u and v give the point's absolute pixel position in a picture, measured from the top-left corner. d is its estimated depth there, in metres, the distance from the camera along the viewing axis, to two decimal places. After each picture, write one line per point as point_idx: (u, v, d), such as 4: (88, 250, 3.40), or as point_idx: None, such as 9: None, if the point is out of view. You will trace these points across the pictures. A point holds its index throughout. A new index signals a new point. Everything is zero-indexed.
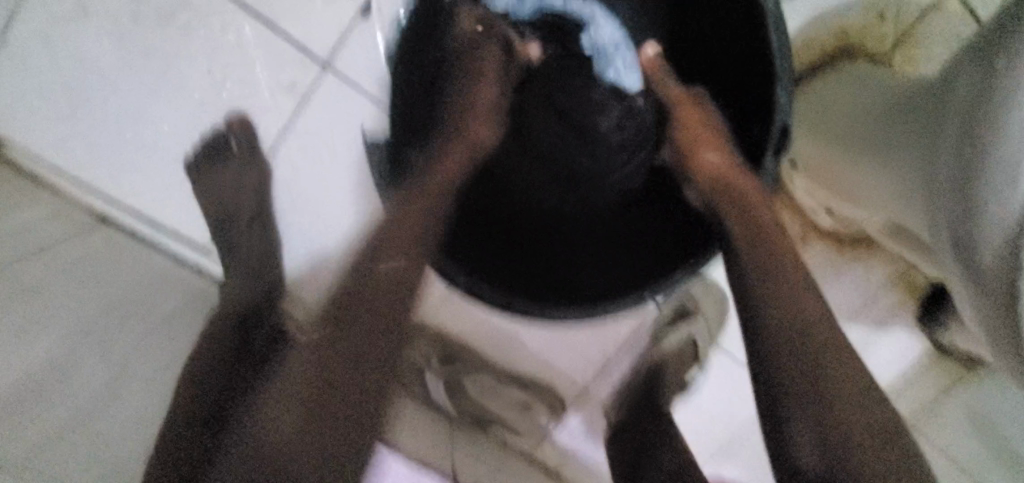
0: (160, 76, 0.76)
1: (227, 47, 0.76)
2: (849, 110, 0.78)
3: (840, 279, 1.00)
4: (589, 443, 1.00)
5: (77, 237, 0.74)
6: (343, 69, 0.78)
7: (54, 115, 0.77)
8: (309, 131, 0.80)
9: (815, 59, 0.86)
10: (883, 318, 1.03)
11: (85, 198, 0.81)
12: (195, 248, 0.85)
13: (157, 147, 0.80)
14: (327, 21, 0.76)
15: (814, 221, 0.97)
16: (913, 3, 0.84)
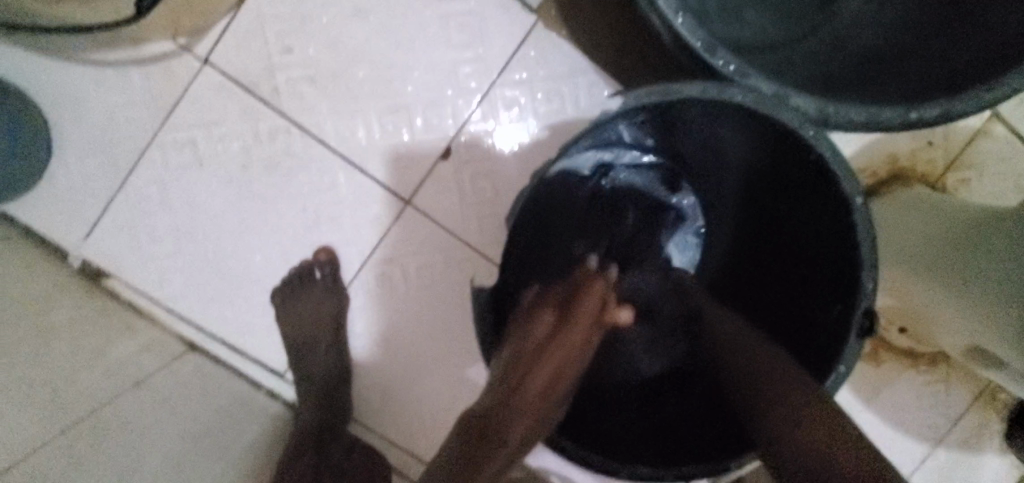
0: (257, 214, 0.83)
1: (320, 188, 0.83)
2: (930, 234, 0.77)
3: (920, 399, 0.96)
4: None
5: (167, 369, 0.78)
6: (423, 204, 0.84)
7: (159, 251, 0.84)
8: (387, 262, 0.85)
9: (867, 185, 0.89)
10: (969, 439, 0.97)
11: (177, 326, 0.85)
12: (273, 373, 0.87)
13: (248, 278, 0.85)
14: (410, 164, 0.83)
15: (887, 339, 0.94)
16: (960, 129, 0.88)
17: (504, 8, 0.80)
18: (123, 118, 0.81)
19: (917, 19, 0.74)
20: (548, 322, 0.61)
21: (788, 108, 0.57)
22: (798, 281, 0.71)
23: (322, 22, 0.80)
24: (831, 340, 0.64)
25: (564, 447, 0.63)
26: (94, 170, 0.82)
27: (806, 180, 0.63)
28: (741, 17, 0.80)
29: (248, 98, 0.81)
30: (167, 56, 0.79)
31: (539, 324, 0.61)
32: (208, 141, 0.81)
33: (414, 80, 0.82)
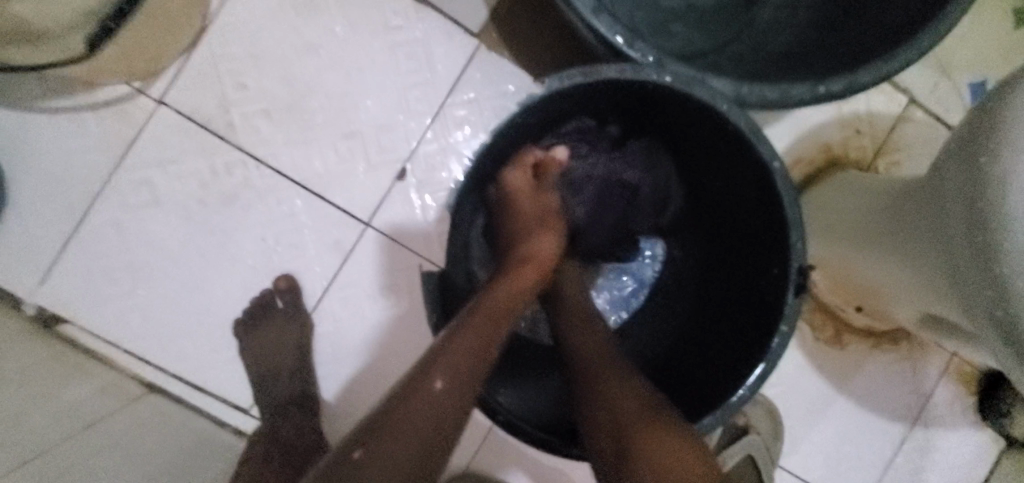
0: (216, 247, 0.84)
1: (278, 216, 0.84)
2: (850, 211, 0.82)
3: (888, 378, 0.98)
4: None
5: (125, 410, 0.76)
6: (382, 224, 0.85)
7: (116, 292, 0.83)
8: (350, 284, 0.85)
9: (805, 174, 0.93)
10: (943, 414, 0.99)
11: (137, 369, 0.84)
12: (238, 409, 0.85)
13: (208, 312, 0.84)
14: (367, 187, 0.85)
15: (847, 321, 0.96)
16: (883, 117, 0.94)
17: (448, 35, 0.85)
18: (78, 162, 0.82)
19: (821, 21, 0.82)
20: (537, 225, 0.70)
21: (705, 86, 0.61)
22: (738, 252, 0.73)
23: (274, 58, 0.83)
24: (773, 303, 0.66)
25: (520, 430, 0.70)
26: (49, 215, 0.82)
27: (729, 153, 0.67)
28: (672, 29, 0.86)
29: (205, 134, 0.83)
30: (122, 99, 0.82)
31: (524, 221, 0.70)
32: (164, 178, 0.83)
33: (367, 106, 0.85)
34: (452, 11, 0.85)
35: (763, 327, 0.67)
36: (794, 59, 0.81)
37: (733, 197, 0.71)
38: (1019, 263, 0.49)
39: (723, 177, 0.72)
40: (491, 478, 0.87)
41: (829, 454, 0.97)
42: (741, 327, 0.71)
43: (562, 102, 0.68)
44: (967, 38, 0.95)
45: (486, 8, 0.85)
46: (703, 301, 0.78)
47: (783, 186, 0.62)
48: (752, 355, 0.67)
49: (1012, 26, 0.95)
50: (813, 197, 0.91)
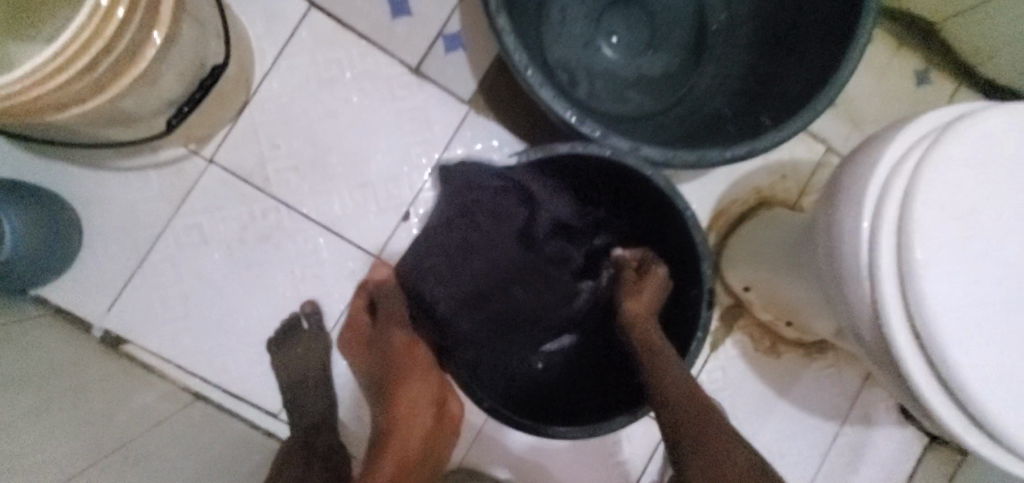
0: (253, 278, 1.02)
1: (305, 252, 1.03)
2: (771, 244, 1.00)
3: (820, 383, 1.15)
4: None
5: (180, 413, 0.92)
6: (390, 257, 1.04)
7: (170, 316, 1.01)
8: (363, 308, 1.03)
9: (741, 211, 1.12)
10: (869, 414, 1.16)
11: (186, 381, 1.00)
12: (269, 414, 1.01)
13: (246, 332, 1.02)
14: (378, 227, 1.04)
15: (782, 335, 1.14)
16: (805, 163, 1.13)
17: (443, 102, 1.05)
18: (143, 210, 1.00)
19: (743, 90, 1.02)
20: (400, 337, 0.92)
21: (635, 154, 0.80)
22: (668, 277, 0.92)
23: (303, 124, 1.03)
24: (692, 319, 0.85)
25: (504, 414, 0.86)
26: (118, 253, 1.00)
27: (657, 202, 0.87)
28: (624, 96, 1.06)
29: (246, 185, 1.02)
30: (180, 159, 1.01)
31: (399, 333, 0.93)
32: (212, 222, 1.01)
33: (377, 161, 1.04)
34: (447, 83, 1.04)
35: (688, 334, 0.86)
36: (720, 121, 1.01)
37: (659, 234, 0.91)
38: (856, 284, 0.66)
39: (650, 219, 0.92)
40: (483, 470, 1.03)
41: (774, 450, 1.13)
42: (671, 337, 0.89)
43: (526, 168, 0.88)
44: (873, 96, 1.15)
45: (474, 81, 1.05)
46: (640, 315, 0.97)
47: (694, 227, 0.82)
48: (677, 358, 0.86)
49: (909, 86, 1.16)
50: (742, 232, 1.09)
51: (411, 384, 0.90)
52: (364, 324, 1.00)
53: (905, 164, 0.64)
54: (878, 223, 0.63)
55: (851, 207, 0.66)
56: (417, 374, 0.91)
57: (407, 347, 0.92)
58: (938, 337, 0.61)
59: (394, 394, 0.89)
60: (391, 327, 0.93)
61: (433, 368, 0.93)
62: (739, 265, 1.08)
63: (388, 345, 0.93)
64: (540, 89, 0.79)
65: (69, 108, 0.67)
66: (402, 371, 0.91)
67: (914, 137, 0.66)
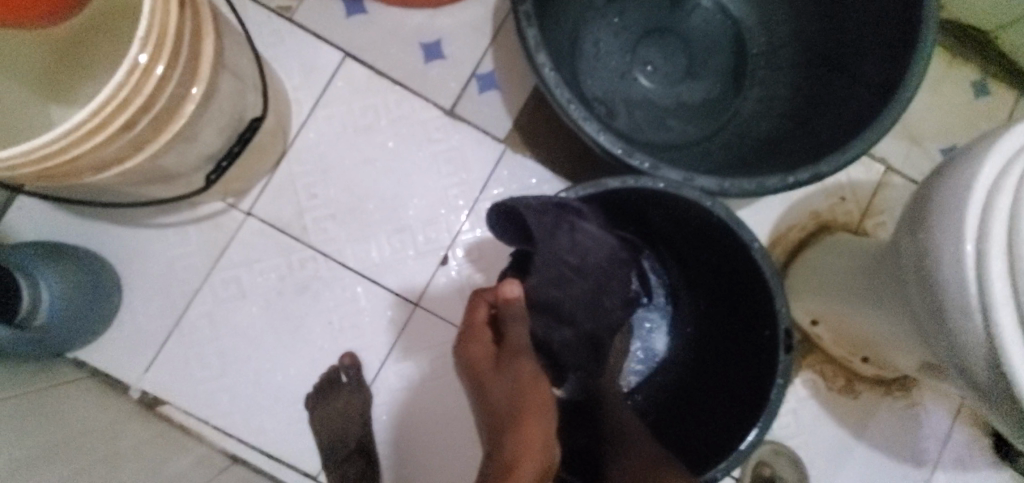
0: (291, 331, 0.98)
1: (343, 302, 0.99)
2: (841, 273, 0.92)
3: (904, 424, 1.04)
4: None
5: (218, 478, 0.88)
6: (430, 304, 0.99)
7: (208, 374, 0.97)
8: (403, 358, 0.99)
9: (799, 239, 1.05)
10: (963, 459, 1.03)
11: (222, 442, 0.96)
12: (308, 475, 0.96)
13: (284, 389, 0.98)
14: (416, 273, 1.00)
15: (856, 371, 1.04)
16: (864, 184, 1.06)
17: (480, 142, 1.02)
18: (181, 266, 0.99)
19: (794, 112, 0.97)
20: (525, 370, 0.68)
21: (692, 186, 0.75)
22: (732, 317, 0.84)
23: (339, 172, 1.01)
24: (768, 362, 0.76)
25: None
26: (155, 312, 0.98)
27: (715, 236, 0.80)
28: (666, 125, 1.02)
29: (283, 236, 1.00)
30: (217, 213, 1.00)
31: (520, 370, 0.68)
32: (249, 275, 0.99)
33: (414, 206, 1.01)
34: (483, 123, 1.02)
35: (764, 376, 0.77)
36: (772, 146, 0.95)
37: (719, 270, 0.84)
38: (963, 315, 0.58)
39: (708, 254, 0.84)
40: None
41: None
42: (742, 381, 0.81)
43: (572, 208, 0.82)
44: (933, 111, 1.08)
45: (510, 119, 1.02)
46: (703, 358, 0.89)
47: (764, 262, 0.74)
48: (750, 407, 0.78)
49: (971, 97, 1.09)
50: (805, 260, 1.02)
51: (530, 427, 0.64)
52: (485, 359, 0.71)
53: (1007, 179, 0.57)
54: (983, 245, 0.56)
55: (948, 228, 0.59)
56: (535, 409, 0.65)
57: (520, 381, 0.67)
58: None
59: (520, 429, 0.63)
60: (516, 357, 0.69)
61: (547, 406, 0.66)
62: (803, 297, 1.00)
63: (522, 386, 0.67)
64: (585, 124, 0.75)
65: (110, 166, 0.66)
66: (528, 411, 0.65)
67: (1013, 148, 0.59)
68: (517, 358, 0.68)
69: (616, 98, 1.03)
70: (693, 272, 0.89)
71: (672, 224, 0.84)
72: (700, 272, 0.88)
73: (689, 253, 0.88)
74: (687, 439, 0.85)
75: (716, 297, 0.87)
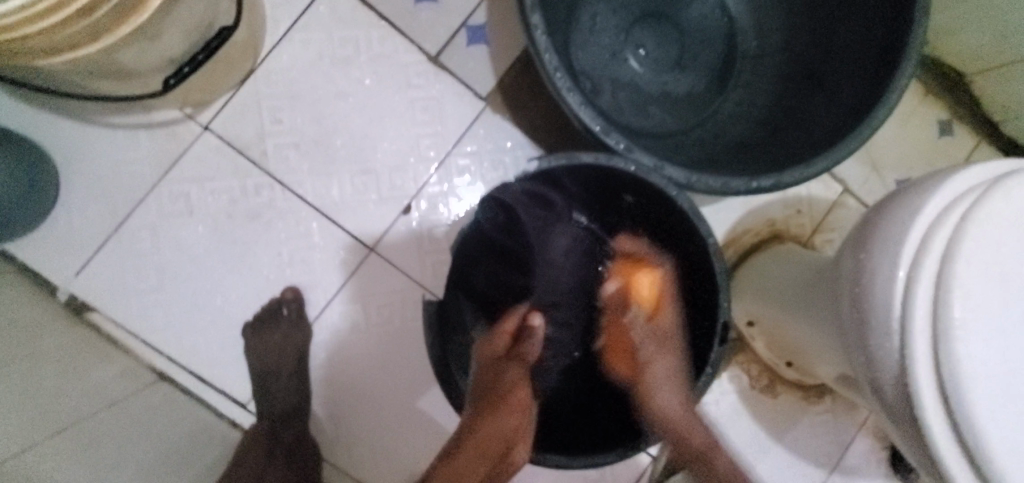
0: (236, 258, 0.96)
1: (295, 235, 0.97)
2: (785, 280, 0.96)
3: (814, 427, 1.11)
4: None
5: (140, 394, 0.86)
6: (384, 251, 0.98)
7: (142, 288, 0.94)
8: (350, 301, 0.98)
9: (750, 243, 1.09)
10: (857, 466, 1.12)
11: (150, 358, 0.94)
12: (236, 403, 0.95)
13: (220, 314, 0.95)
14: (375, 217, 0.98)
15: (780, 374, 1.10)
16: (821, 201, 1.10)
17: (459, 95, 1.00)
18: (127, 172, 0.94)
19: (769, 120, 0.99)
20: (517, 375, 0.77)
21: (660, 173, 0.76)
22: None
23: (308, 100, 0.97)
24: (705, 350, 0.80)
25: None
26: (94, 214, 0.93)
27: (675, 227, 0.81)
28: (647, 112, 1.02)
29: (240, 158, 0.96)
30: (172, 122, 0.94)
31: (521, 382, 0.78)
32: (200, 193, 0.95)
33: (383, 149, 0.98)
34: (466, 77, 1.00)
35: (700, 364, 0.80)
36: (745, 149, 0.96)
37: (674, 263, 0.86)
38: (882, 336, 0.60)
39: (666, 244, 0.86)
40: None
41: None
42: None
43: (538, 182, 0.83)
44: (898, 142, 1.12)
45: (494, 77, 1.00)
46: None
47: (716, 257, 0.76)
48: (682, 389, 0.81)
49: (934, 136, 1.13)
50: (751, 266, 1.06)
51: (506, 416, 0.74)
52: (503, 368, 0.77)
53: (950, 214, 0.59)
54: (914, 277, 0.58)
55: (887, 252, 0.61)
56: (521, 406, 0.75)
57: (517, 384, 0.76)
58: (973, 407, 0.55)
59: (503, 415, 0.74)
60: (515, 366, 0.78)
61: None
62: (743, 299, 1.05)
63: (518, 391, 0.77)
64: (567, 93, 0.75)
65: (58, 54, 0.61)
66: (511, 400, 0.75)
67: (965, 184, 0.61)
68: (525, 369, 0.78)
69: (603, 75, 1.02)
70: None
71: (636, 209, 0.85)
72: None
73: None
74: (619, 420, 0.87)
75: None
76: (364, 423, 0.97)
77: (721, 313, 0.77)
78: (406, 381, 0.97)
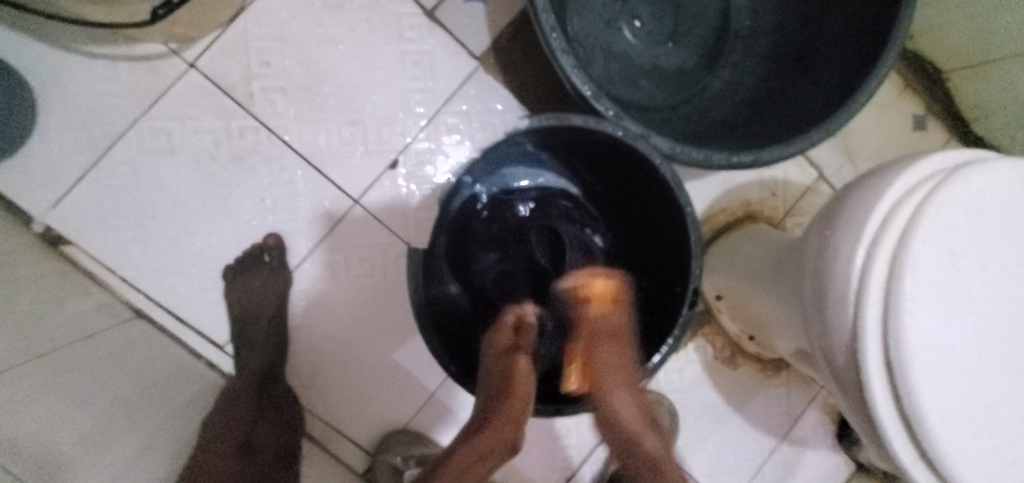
0: (218, 200, 0.95)
1: (279, 181, 0.96)
2: (755, 256, 1.00)
3: (769, 399, 1.18)
4: (546, 476, 1.07)
5: (116, 329, 0.87)
6: (369, 204, 0.99)
7: (120, 224, 0.93)
8: (332, 251, 0.98)
9: (726, 221, 1.13)
10: (807, 436, 1.19)
11: (127, 295, 0.94)
12: (214, 344, 0.96)
13: (200, 255, 0.95)
14: (361, 169, 0.98)
15: (742, 347, 1.15)
16: (796, 185, 1.14)
17: (453, 52, 0.99)
18: (108, 105, 0.92)
19: (755, 100, 1.01)
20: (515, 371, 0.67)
21: (646, 141, 0.78)
22: (649, 277, 0.90)
23: (298, 46, 0.96)
24: (672, 315, 0.82)
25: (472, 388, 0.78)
26: (71, 146, 0.92)
27: (655, 195, 0.83)
28: (637, 84, 1.04)
29: (226, 99, 0.94)
30: (157, 57, 0.93)
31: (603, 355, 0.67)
32: (183, 132, 0.94)
33: (373, 101, 0.98)
34: (460, 34, 0.99)
35: (669, 327, 0.82)
36: (729, 127, 0.99)
37: (653, 230, 0.88)
38: (839, 307, 0.64)
39: (647, 211, 0.88)
40: (431, 437, 1.01)
41: (715, 457, 1.16)
42: (647, 330, 0.87)
43: (525, 143, 0.84)
44: (873, 132, 1.16)
45: (489, 36, 1.00)
46: None
47: (692, 226, 0.78)
48: (652, 349, 0.83)
49: (908, 129, 1.17)
50: (724, 243, 1.10)
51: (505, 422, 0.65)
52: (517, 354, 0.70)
53: (911, 197, 0.63)
54: (872, 254, 0.62)
55: (852, 230, 0.64)
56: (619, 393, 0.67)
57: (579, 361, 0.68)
58: (912, 374, 0.60)
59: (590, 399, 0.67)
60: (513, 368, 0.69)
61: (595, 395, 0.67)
62: (716, 274, 1.09)
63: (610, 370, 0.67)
64: (561, 56, 0.75)
65: None
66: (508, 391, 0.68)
67: (927, 171, 0.65)
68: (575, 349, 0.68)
69: (597, 44, 1.03)
70: (630, 230, 0.93)
71: (620, 176, 0.87)
72: (635, 231, 0.92)
73: (627, 210, 0.92)
74: None
75: (641, 256, 0.92)
76: (341, 371, 0.99)
77: (694, 278, 0.79)
78: (384, 333, 0.99)
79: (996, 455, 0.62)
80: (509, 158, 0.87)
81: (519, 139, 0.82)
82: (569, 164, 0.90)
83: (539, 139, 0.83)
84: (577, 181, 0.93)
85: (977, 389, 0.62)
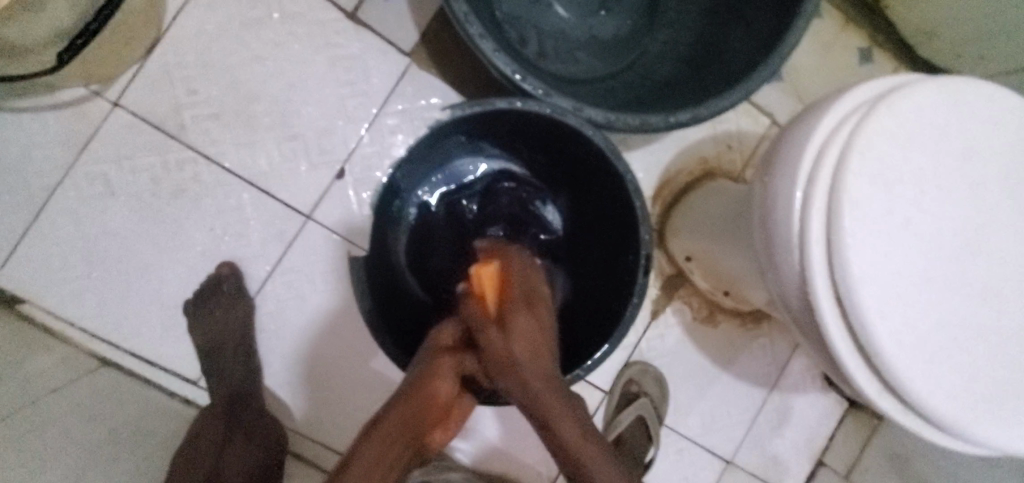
0: (168, 235, 0.94)
1: (226, 208, 0.95)
2: (716, 212, 0.99)
3: (753, 350, 1.18)
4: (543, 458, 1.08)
5: (84, 378, 0.86)
6: (321, 218, 0.97)
7: (72, 274, 0.92)
8: (290, 270, 0.97)
9: (685, 181, 1.12)
10: (796, 382, 1.20)
11: (91, 344, 0.93)
12: (187, 381, 0.96)
13: (159, 293, 0.94)
14: (308, 183, 0.97)
15: (719, 304, 1.15)
16: (749, 135, 1.14)
17: (383, 52, 0.98)
18: (39, 155, 0.90)
19: (691, 55, 0.99)
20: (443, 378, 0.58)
21: (576, 114, 0.76)
22: (605, 250, 0.89)
23: (224, 69, 0.94)
24: (628, 284, 0.82)
25: None
26: (8, 204, 0.90)
27: (596, 166, 0.82)
28: (575, 57, 1.03)
29: (158, 133, 0.93)
30: (79, 100, 0.91)
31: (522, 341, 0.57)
32: (120, 172, 0.92)
33: (309, 113, 0.96)
34: (387, 32, 0.97)
35: (628, 296, 0.81)
36: (668, 87, 0.97)
37: (600, 201, 0.87)
38: (786, 251, 0.64)
39: (590, 182, 0.87)
40: None
41: (707, 416, 1.16)
42: (606, 302, 0.86)
43: (454, 134, 0.83)
44: (820, 71, 1.15)
45: (416, 31, 0.98)
46: (580, 286, 0.92)
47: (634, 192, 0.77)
48: (612, 321, 0.83)
49: (854, 63, 1.16)
50: (686, 203, 1.09)
51: (453, 424, 0.60)
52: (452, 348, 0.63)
53: (840, 132, 0.62)
54: (808, 193, 0.62)
55: (789, 171, 0.64)
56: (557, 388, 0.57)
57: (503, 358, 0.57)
58: (863, 307, 0.60)
59: (521, 393, 0.57)
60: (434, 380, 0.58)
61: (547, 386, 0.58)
62: (682, 235, 1.08)
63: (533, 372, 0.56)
64: (480, 40, 0.74)
65: None
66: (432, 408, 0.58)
67: (854, 102, 0.65)
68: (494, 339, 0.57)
69: (526, 23, 1.01)
70: (580, 204, 0.92)
71: (558, 152, 0.86)
72: (584, 203, 0.91)
73: (572, 184, 0.91)
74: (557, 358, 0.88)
75: (593, 229, 0.91)
76: (321, 387, 0.99)
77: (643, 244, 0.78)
78: (356, 342, 0.99)
79: (958, 375, 0.62)
80: (444, 150, 0.86)
81: (449, 130, 0.81)
82: (507, 147, 0.90)
83: (469, 127, 0.83)
84: (520, 162, 0.92)
85: (930, 313, 0.62)
